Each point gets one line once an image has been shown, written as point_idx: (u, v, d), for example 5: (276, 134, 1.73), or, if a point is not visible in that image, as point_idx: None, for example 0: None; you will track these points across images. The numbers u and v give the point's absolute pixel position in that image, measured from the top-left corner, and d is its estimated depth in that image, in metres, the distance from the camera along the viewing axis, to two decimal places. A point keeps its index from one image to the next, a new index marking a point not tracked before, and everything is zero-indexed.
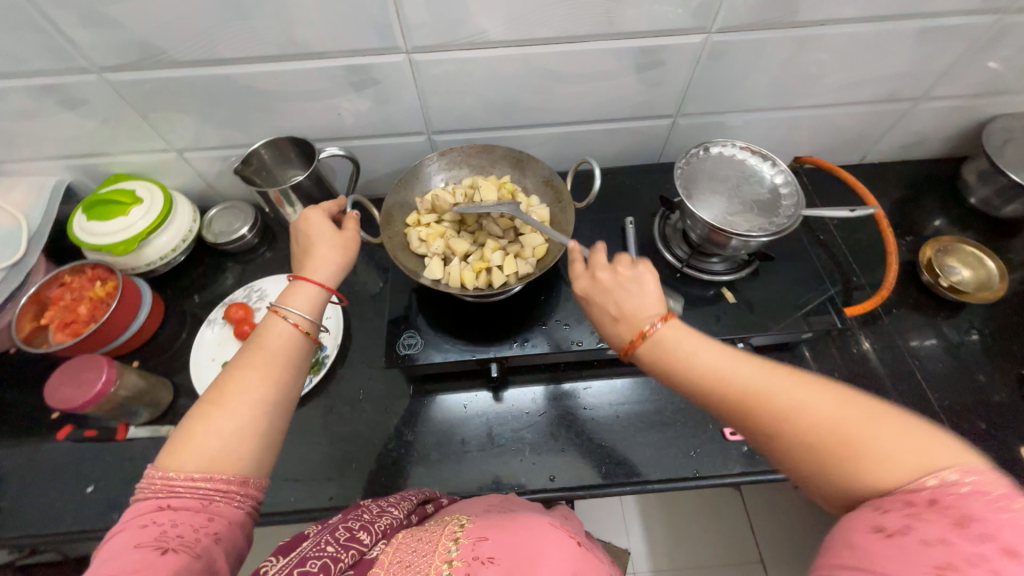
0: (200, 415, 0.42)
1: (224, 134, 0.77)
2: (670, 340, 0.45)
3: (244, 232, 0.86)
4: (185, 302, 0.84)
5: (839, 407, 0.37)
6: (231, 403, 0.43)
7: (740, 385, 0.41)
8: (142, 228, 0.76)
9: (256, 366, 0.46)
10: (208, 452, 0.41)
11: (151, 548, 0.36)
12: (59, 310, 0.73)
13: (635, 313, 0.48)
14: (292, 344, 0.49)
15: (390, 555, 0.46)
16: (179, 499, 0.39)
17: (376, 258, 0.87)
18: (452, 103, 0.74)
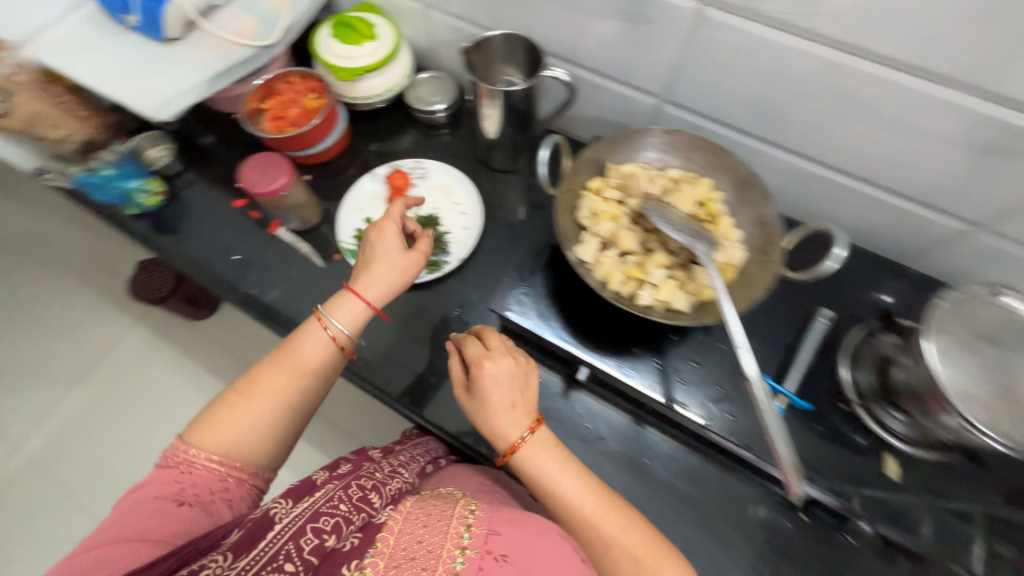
0: (230, 406, 0.58)
1: (470, 6, 0.74)
2: (532, 450, 0.54)
3: (438, 110, 0.86)
4: (364, 145, 0.90)
5: (644, 544, 0.52)
6: (253, 401, 0.58)
7: (578, 504, 0.53)
8: (365, 64, 0.79)
9: (284, 371, 0.60)
10: (226, 438, 0.57)
11: (171, 499, 0.53)
12: (277, 104, 0.82)
13: (516, 412, 0.55)
14: (323, 354, 0.61)
15: (400, 523, 0.54)
16: (197, 471, 0.55)
17: (534, 196, 0.83)
18: (708, 80, 0.62)
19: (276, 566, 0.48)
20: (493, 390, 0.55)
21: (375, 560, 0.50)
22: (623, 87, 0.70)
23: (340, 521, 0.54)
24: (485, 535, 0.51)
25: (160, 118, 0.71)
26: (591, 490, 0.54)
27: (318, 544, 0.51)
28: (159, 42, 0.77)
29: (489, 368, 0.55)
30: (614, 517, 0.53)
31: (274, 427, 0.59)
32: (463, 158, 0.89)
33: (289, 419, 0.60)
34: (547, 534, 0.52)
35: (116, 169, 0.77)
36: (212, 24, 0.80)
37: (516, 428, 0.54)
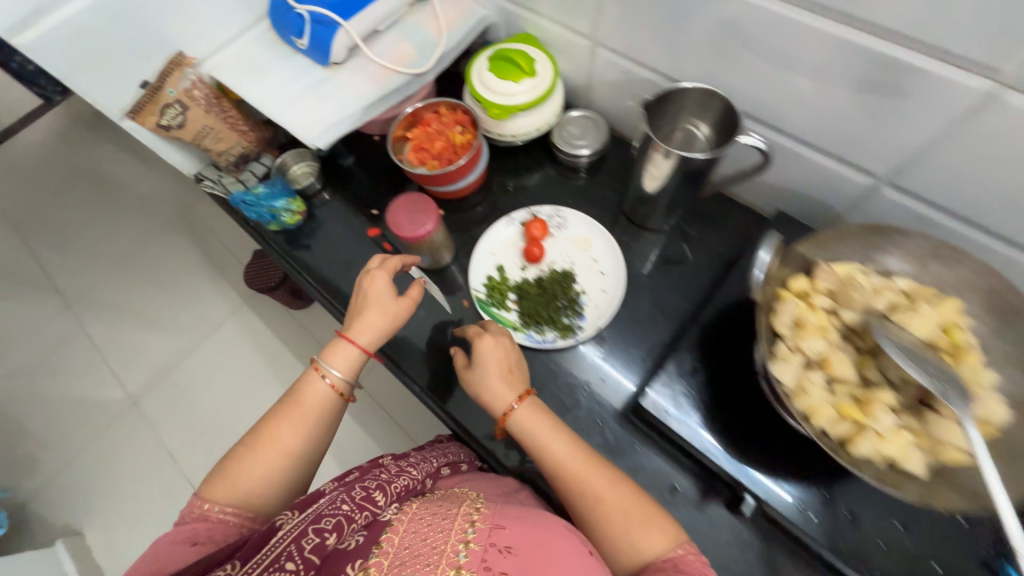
0: (237, 459, 0.58)
1: (651, 51, 0.66)
2: (525, 414, 0.59)
3: (583, 153, 0.80)
4: (500, 182, 0.85)
5: (619, 492, 0.54)
6: (264, 451, 0.58)
7: (568, 465, 0.56)
8: (519, 103, 0.74)
9: (289, 420, 0.60)
10: (235, 488, 0.56)
11: (185, 542, 0.52)
12: (423, 135, 0.80)
13: (513, 378, 0.61)
14: (323, 402, 0.62)
15: (406, 522, 0.51)
16: (207, 524, 0.54)
17: (685, 265, 0.74)
18: (965, 169, 0.49)
19: (278, 567, 0.45)
20: (490, 364, 0.61)
21: (380, 560, 0.47)
22: (831, 159, 0.59)
23: (342, 520, 0.51)
24: (488, 529, 0.50)
25: (317, 145, 0.71)
26: (579, 455, 0.56)
27: (319, 543, 0.48)
28: (323, 67, 0.77)
29: (484, 341, 0.62)
30: (600, 473, 0.55)
31: (284, 477, 0.58)
32: (601, 206, 0.82)
33: (298, 465, 0.59)
34: (552, 529, 0.52)
35: (266, 189, 0.80)
36: (372, 50, 0.79)
37: (505, 392, 0.60)
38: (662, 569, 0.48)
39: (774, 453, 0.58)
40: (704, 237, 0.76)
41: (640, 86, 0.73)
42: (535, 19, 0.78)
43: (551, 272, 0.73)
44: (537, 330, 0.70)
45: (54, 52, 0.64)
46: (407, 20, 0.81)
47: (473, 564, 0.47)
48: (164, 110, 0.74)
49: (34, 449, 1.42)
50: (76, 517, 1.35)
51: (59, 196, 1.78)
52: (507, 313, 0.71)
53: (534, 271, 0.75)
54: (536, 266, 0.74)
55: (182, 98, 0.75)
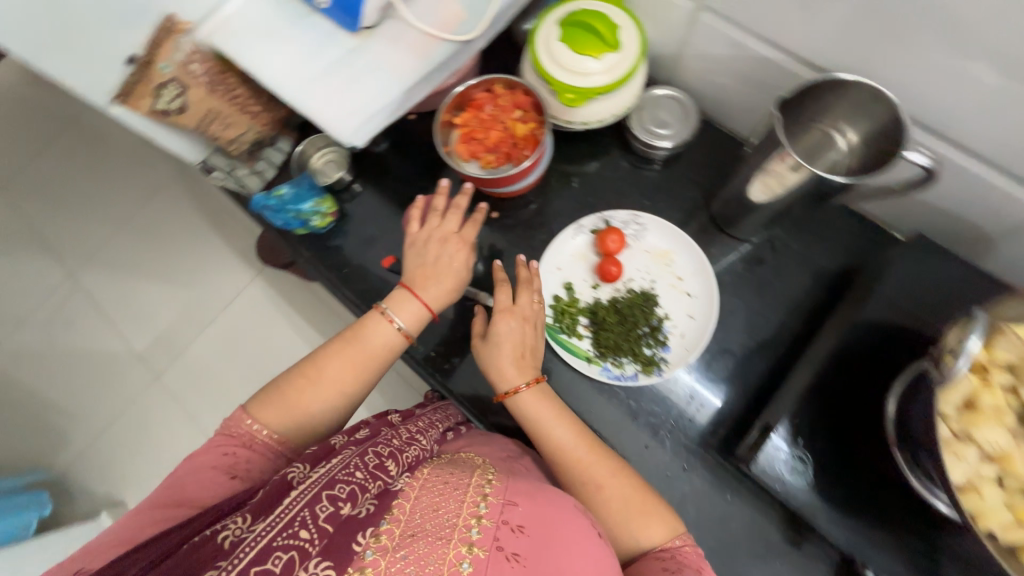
0: (296, 386, 0.53)
1: (778, 24, 0.51)
2: (529, 402, 0.55)
3: (662, 146, 0.67)
4: (561, 175, 0.72)
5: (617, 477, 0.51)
6: (322, 384, 0.53)
7: (560, 454, 0.52)
8: (597, 86, 0.60)
9: (352, 359, 0.55)
10: (290, 418, 0.52)
11: (221, 471, 0.48)
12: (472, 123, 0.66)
13: (524, 363, 0.56)
14: (386, 352, 0.57)
15: (418, 489, 0.45)
16: (253, 450, 0.50)
17: (781, 281, 0.65)
18: None
19: (292, 533, 0.39)
20: (506, 348, 0.56)
21: (392, 527, 0.41)
22: (1004, 179, 0.48)
23: (355, 489, 0.44)
24: (501, 505, 0.44)
25: (353, 143, 0.59)
26: (582, 443, 0.53)
27: (333, 512, 0.41)
28: (351, 33, 0.62)
29: (509, 326, 0.57)
30: (604, 462, 0.51)
31: (338, 415, 0.55)
32: (682, 207, 0.70)
33: (350, 405, 0.56)
34: (560, 502, 0.47)
35: (292, 190, 0.68)
36: (409, 9, 0.62)
37: (517, 370, 0.56)
38: (661, 558, 0.46)
39: (904, 529, 0.49)
40: (805, 248, 0.65)
41: (752, 65, 0.58)
42: None
43: (630, 294, 0.64)
44: (615, 363, 0.62)
45: (21, 24, 0.49)
46: None
47: (485, 543, 0.41)
48: (158, 91, 0.61)
49: (57, 426, 1.41)
50: (111, 489, 1.37)
51: (37, 152, 1.60)
52: (580, 341, 0.63)
53: (608, 291, 0.65)
54: (612, 285, 0.64)
55: (179, 74, 0.61)
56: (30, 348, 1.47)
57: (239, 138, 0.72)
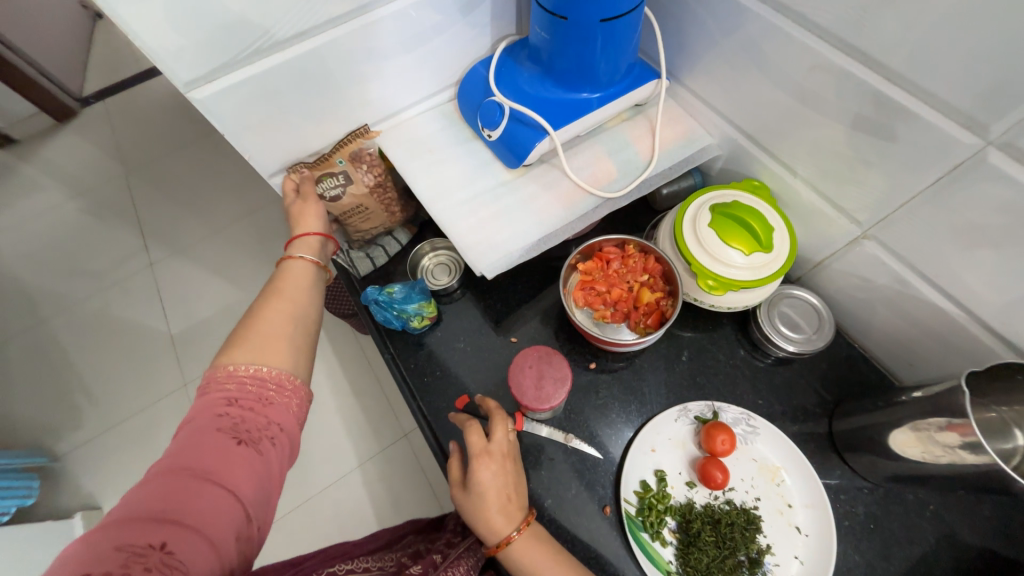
0: (236, 339, 0.47)
1: (961, 281, 0.48)
2: (525, 552, 0.49)
3: (790, 349, 0.62)
4: (669, 341, 0.68)
5: None
6: (262, 326, 0.49)
7: None
8: (738, 280, 0.57)
9: (281, 293, 0.54)
10: (245, 350, 0.46)
11: (226, 434, 0.40)
12: (320, 250, 0.62)
13: (512, 505, 0.51)
14: (305, 279, 0.57)
15: None
16: (244, 396, 0.43)
17: (910, 545, 0.55)
18: None
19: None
20: (485, 488, 0.50)
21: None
22: None
23: None
24: None
25: (479, 270, 0.58)
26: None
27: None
28: (507, 167, 0.64)
29: (484, 470, 0.51)
30: None
31: (297, 339, 0.50)
32: (799, 417, 0.63)
33: (302, 333, 0.51)
34: None
35: (403, 291, 0.67)
36: (568, 159, 0.65)
37: (501, 518, 0.50)
38: None
39: None
40: (944, 515, 0.55)
41: (914, 303, 0.54)
42: (783, 173, 0.61)
43: (730, 508, 0.56)
44: None
45: (232, 104, 0.53)
46: (616, 129, 0.67)
47: None
48: (324, 179, 0.65)
49: (77, 407, 1.41)
50: (94, 492, 1.30)
51: (173, 155, 1.80)
52: (662, 548, 0.55)
53: (704, 493, 0.58)
54: (710, 490, 0.57)
55: (348, 167, 0.66)
56: (88, 322, 1.52)
57: (369, 233, 0.74)
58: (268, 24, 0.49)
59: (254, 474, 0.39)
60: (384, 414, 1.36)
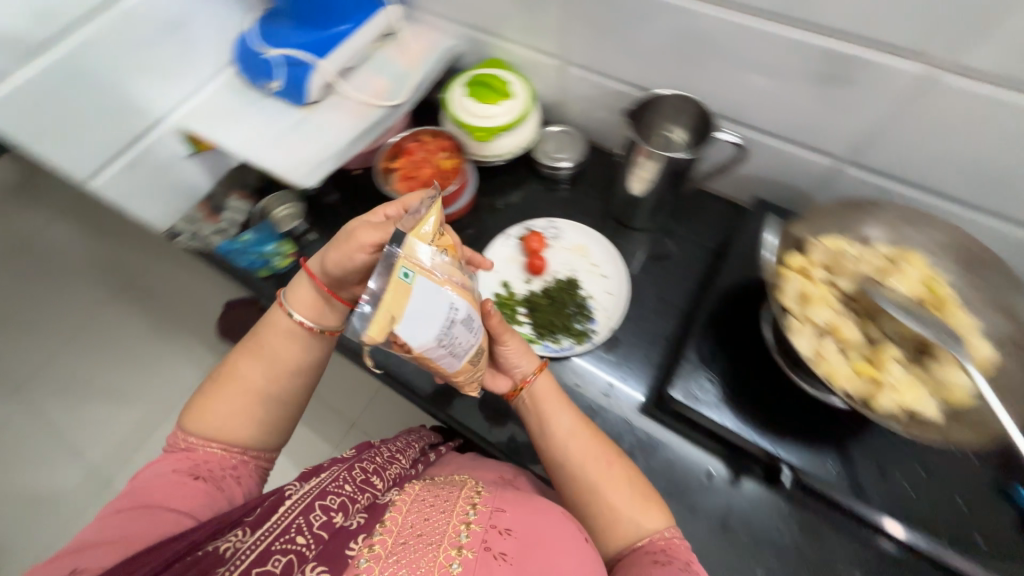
0: (209, 399, 0.55)
1: (620, 65, 0.71)
2: (541, 392, 0.59)
3: (564, 167, 0.83)
4: (487, 201, 0.86)
5: (622, 478, 0.55)
6: (234, 389, 0.55)
7: (571, 452, 0.56)
8: (501, 123, 0.76)
9: (258, 356, 0.57)
10: (211, 416, 0.54)
11: (187, 473, 0.50)
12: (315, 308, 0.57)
13: (529, 356, 0.60)
14: (291, 339, 0.57)
15: (407, 503, 0.52)
16: (204, 451, 0.52)
17: (679, 258, 0.78)
18: (918, 143, 0.55)
19: (288, 539, 0.46)
20: (507, 354, 0.59)
21: (384, 538, 0.47)
22: (797, 147, 0.65)
23: (346, 501, 0.51)
24: (490, 512, 0.50)
25: (305, 184, 0.71)
26: (584, 427, 0.58)
27: (326, 520, 0.48)
28: (301, 106, 0.77)
29: (503, 345, 0.59)
30: (605, 448, 0.56)
31: (261, 418, 0.56)
32: (590, 213, 0.84)
33: (275, 416, 0.57)
34: (551, 513, 0.52)
35: (255, 235, 0.79)
36: (347, 86, 0.79)
37: (524, 364, 0.60)
38: (655, 547, 0.51)
39: (809, 426, 0.58)
40: (692, 231, 0.79)
41: (612, 97, 0.77)
42: (507, 45, 0.81)
43: (557, 282, 0.75)
44: (552, 340, 0.71)
45: (16, 109, 0.59)
46: (378, 54, 0.83)
47: (474, 545, 0.47)
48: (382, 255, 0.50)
49: None
50: None
51: None
52: (520, 326, 0.72)
53: (539, 283, 0.76)
54: (541, 277, 0.76)
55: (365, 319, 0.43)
56: None
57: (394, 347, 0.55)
58: (18, 33, 0.57)
59: (202, 500, 0.49)
60: (321, 415, 1.41)
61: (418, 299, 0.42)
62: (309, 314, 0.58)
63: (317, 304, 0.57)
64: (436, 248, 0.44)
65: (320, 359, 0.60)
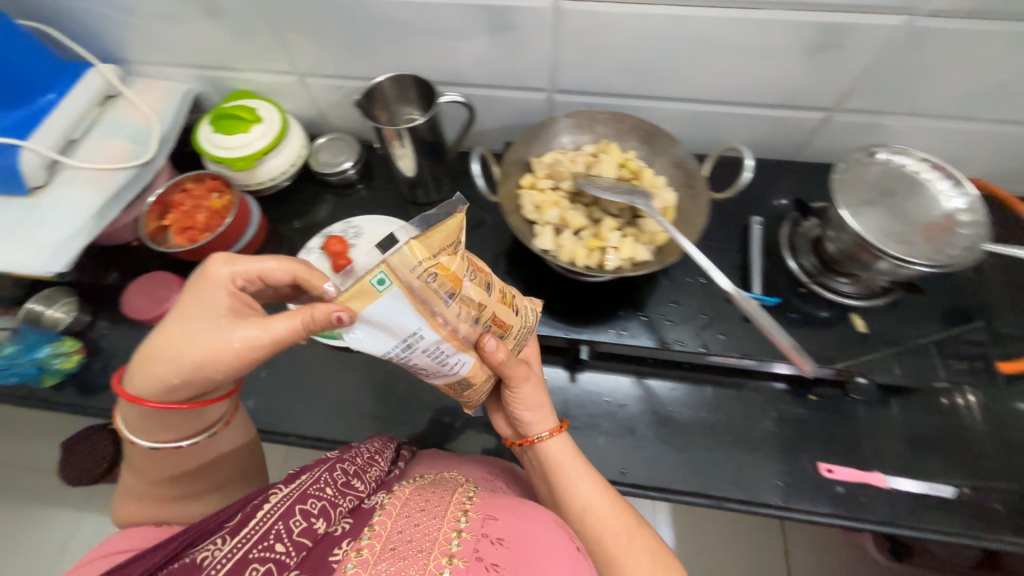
0: (137, 505, 0.52)
1: (347, 64, 0.76)
2: (558, 453, 0.58)
3: (347, 166, 0.86)
4: (284, 225, 0.86)
5: (630, 539, 0.54)
6: (155, 492, 0.53)
7: (595, 515, 0.55)
8: (260, 147, 0.78)
9: (165, 467, 0.53)
10: (146, 516, 0.52)
11: (149, 526, 0.51)
12: (165, 420, 0.50)
13: (545, 412, 0.59)
14: (190, 455, 0.54)
15: (398, 508, 0.49)
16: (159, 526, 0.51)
17: None
18: (584, 61, 0.69)
19: (266, 546, 0.43)
20: (519, 407, 0.58)
21: (373, 542, 0.46)
22: (514, 91, 0.76)
23: (328, 505, 0.47)
24: (481, 519, 0.48)
25: (53, 272, 0.66)
26: (610, 499, 0.56)
27: (307, 526, 0.45)
28: (28, 195, 0.72)
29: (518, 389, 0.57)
30: (626, 519, 0.55)
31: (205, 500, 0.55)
32: (386, 203, 0.88)
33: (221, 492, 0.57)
34: (544, 519, 0.51)
35: (20, 346, 0.71)
36: (75, 159, 0.74)
37: (536, 422, 0.59)
38: None
39: (597, 305, 0.68)
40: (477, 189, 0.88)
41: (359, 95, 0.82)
42: (241, 74, 0.82)
43: None
44: None
45: None
46: (104, 117, 0.79)
47: (465, 555, 0.45)
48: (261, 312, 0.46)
49: None
50: None
51: None
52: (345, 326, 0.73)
53: None
54: None
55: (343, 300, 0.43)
56: None
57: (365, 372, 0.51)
58: None
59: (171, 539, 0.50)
60: None
61: (380, 305, 0.41)
62: (160, 425, 0.50)
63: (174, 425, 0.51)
64: (426, 272, 0.42)
65: (233, 446, 0.59)
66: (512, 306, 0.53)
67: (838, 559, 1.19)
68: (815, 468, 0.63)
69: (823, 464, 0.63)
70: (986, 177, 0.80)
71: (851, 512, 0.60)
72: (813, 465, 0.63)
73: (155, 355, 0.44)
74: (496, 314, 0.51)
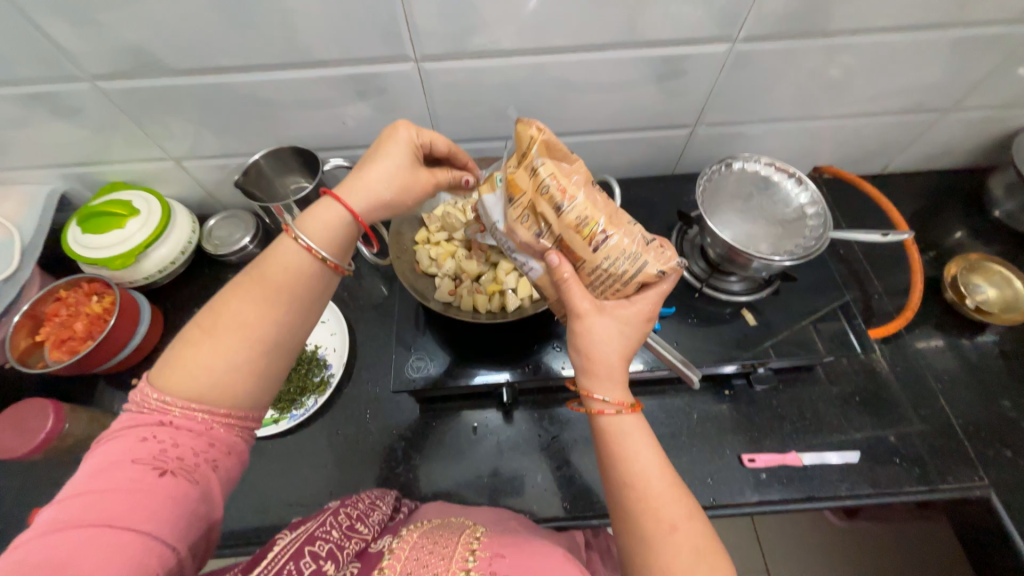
0: (190, 344, 0.42)
1: (225, 143, 0.75)
2: (621, 424, 0.47)
3: (245, 242, 0.83)
4: (183, 315, 0.81)
5: (689, 528, 0.43)
6: (222, 332, 0.42)
7: (651, 489, 0.44)
8: (140, 240, 0.73)
9: (258, 295, 0.43)
10: (189, 380, 0.41)
11: (149, 467, 0.38)
12: (345, 235, 0.48)
13: (613, 380, 0.48)
14: (294, 274, 0.45)
15: (405, 550, 0.44)
16: (183, 423, 0.40)
17: (383, 269, 0.86)
18: (461, 112, 0.72)
19: None
20: (586, 343, 0.48)
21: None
22: None
23: (335, 547, 0.42)
24: (489, 557, 0.44)
25: None
26: (669, 476, 0.46)
27: (317, 568, 0.40)
28: None
29: (597, 320, 0.48)
30: (684, 501, 0.44)
31: (261, 371, 0.43)
32: None
33: (267, 375, 0.44)
34: (554, 557, 0.46)
35: None
36: None
37: (614, 385, 0.47)
38: None
39: (518, 344, 0.69)
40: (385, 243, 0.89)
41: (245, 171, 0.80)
42: (111, 167, 0.78)
43: None
44: (298, 406, 0.72)
45: None
46: None
47: None
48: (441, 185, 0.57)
49: None
50: None
51: None
52: None
53: None
54: None
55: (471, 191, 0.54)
56: None
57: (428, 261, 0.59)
58: None
59: (174, 515, 0.37)
60: None
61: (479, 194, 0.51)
62: (336, 237, 0.47)
63: (337, 233, 0.47)
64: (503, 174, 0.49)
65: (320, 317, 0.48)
66: (591, 241, 0.47)
67: (805, 533, 1.19)
68: (738, 459, 0.69)
69: (744, 455, 0.69)
70: (835, 163, 0.91)
71: (772, 494, 0.66)
72: (737, 457, 0.69)
73: (364, 174, 0.49)
74: (568, 239, 0.47)
